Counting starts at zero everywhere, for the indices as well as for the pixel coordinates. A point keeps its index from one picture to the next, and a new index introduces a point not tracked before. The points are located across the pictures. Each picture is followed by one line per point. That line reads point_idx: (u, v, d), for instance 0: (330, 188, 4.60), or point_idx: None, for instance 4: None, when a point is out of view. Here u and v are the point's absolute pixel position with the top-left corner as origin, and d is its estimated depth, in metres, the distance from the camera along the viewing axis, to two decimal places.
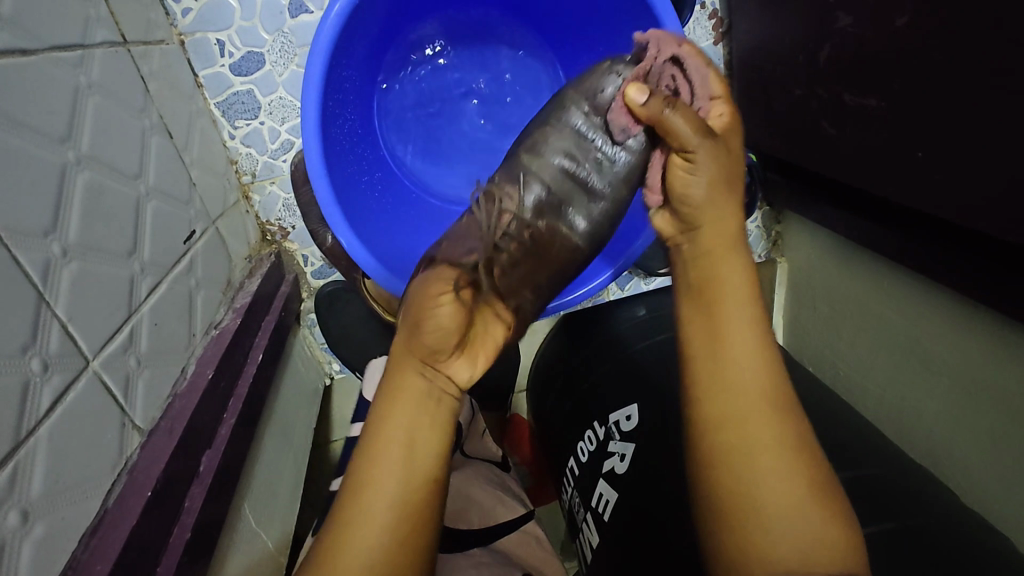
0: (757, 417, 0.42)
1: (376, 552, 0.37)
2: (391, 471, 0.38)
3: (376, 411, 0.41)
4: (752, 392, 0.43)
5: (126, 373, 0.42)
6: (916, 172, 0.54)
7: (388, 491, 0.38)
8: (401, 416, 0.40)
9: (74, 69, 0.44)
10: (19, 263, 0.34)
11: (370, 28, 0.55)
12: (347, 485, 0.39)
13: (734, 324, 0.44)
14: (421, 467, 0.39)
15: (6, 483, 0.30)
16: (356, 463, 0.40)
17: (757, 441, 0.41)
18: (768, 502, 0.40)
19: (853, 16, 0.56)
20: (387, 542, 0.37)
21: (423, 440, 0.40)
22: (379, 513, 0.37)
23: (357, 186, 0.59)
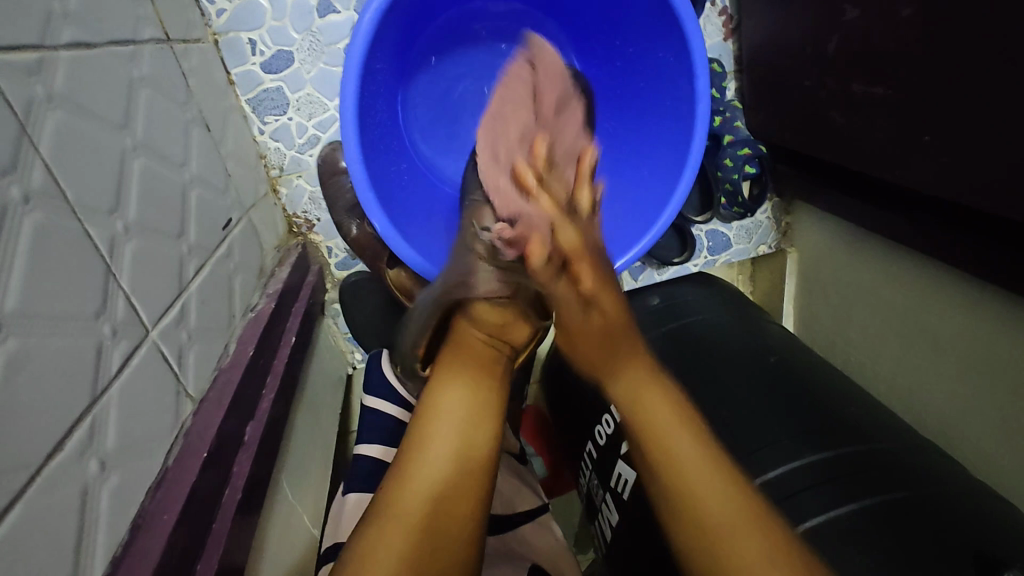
0: (696, 481, 0.44)
1: (435, 499, 0.43)
2: (452, 431, 0.46)
3: (425, 401, 0.48)
4: (692, 466, 0.44)
5: (179, 345, 0.44)
6: (924, 155, 0.57)
7: (448, 448, 0.45)
8: (446, 411, 0.47)
9: (128, 63, 0.47)
10: (90, 237, 0.37)
11: (400, 23, 0.57)
12: (412, 440, 0.46)
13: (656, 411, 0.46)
14: (463, 455, 0.45)
15: (87, 434, 0.33)
16: (418, 427, 0.47)
17: (714, 520, 0.42)
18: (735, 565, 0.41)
19: (860, 9, 0.58)
20: (447, 490, 0.44)
21: (479, 409, 0.48)
22: (439, 467, 0.44)
23: (387, 175, 0.61)
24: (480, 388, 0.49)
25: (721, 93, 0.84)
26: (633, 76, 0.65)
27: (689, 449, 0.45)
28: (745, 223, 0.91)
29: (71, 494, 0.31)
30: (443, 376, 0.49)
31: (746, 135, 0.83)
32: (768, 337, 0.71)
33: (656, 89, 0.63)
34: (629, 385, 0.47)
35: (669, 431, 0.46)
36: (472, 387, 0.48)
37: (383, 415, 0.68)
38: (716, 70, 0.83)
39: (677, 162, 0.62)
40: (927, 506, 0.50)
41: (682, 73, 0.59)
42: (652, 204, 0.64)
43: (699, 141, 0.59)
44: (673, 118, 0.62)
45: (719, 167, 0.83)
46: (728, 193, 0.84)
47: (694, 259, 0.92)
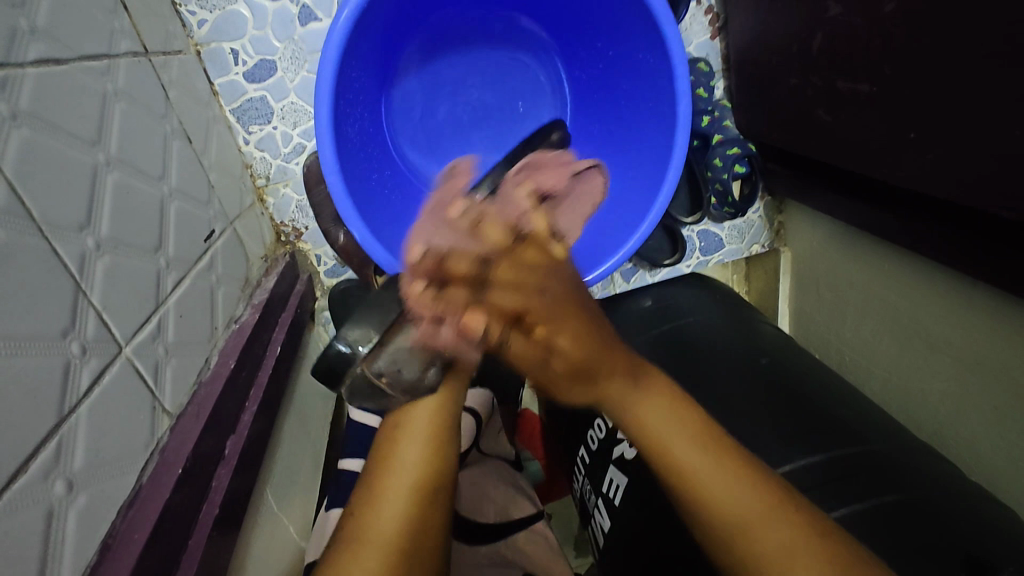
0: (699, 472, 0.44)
1: (404, 516, 0.44)
2: (416, 453, 0.48)
3: (388, 424, 0.51)
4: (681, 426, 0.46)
5: (155, 360, 0.44)
6: (911, 152, 0.56)
7: (413, 470, 0.47)
8: (410, 429, 0.49)
9: (102, 78, 0.47)
10: (57, 255, 0.36)
11: (377, 31, 0.57)
12: (377, 460, 0.49)
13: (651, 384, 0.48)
14: (432, 466, 0.48)
15: (53, 455, 0.32)
16: (381, 450, 0.49)
17: (692, 471, 0.44)
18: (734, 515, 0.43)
19: (843, 5, 0.58)
20: (419, 505, 0.45)
21: (442, 432, 0.50)
22: (405, 487, 0.46)
23: (367, 182, 0.61)
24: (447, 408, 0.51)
25: (710, 92, 0.83)
26: (616, 77, 0.64)
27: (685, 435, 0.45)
28: (738, 223, 0.90)
29: (35, 517, 0.30)
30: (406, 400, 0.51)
31: (735, 135, 0.83)
32: (759, 338, 0.70)
33: (639, 90, 0.62)
34: (625, 401, 0.46)
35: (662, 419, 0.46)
36: (435, 411, 0.50)
37: (371, 424, 0.68)
38: (703, 69, 0.82)
39: (660, 164, 0.61)
40: (917, 509, 0.49)
41: (663, 73, 0.58)
42: (637, 206, 0.63)
43: (681, 143, 0.58)
44: (656, 119, 0.61)
45: (709, 167, 0.83)
46: (717, 192, 0.84)
47: (686, 260, 0.91)
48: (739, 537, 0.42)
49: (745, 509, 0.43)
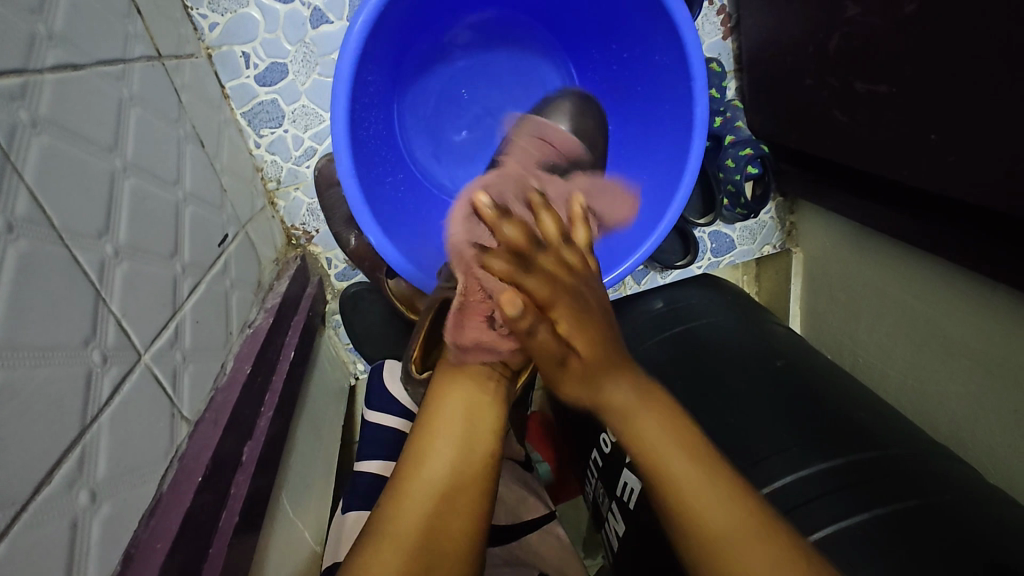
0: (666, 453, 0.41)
1: (436, 514, 0.41)
2: (449, 445, 0.45)
3: (425, 412, 0.48)
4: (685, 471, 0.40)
5: (173, 367, 0.44)
6: (930, 154, 0.55)
7: (449, 462, 0.44)
8: (444, 426, 0.46)
9: (118, 83, 0.47)
10: (79, 263, 0.36)
11: (392, 35, 0.57)
12: (410, 453, 0.45)
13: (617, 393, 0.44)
14: (461, 468, 0.44)
15: (76, 465, 0.32)
16: (417, 439, 0.46)
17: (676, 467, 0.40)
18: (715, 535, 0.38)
19: (861, 5, 0.57)
20: (446, 511, 0.42)
21: (478, 424, 0.46)
22: (435, 482, 0.43)
23: (382, 185, 0.60)
24: (475, 402, 0.47)
25: (721, 94, 0.83)
26: (630, 79, 0.64)
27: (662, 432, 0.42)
28: (749, 224, 0.90)
29: (60, 528, 0.30)
30: (440, 384, 0.49)
31: (748, 136, 0.83)
32: (774, 341, 0.70)
33: (655, 94, 0.62)
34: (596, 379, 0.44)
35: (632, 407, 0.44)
36: (471, 402, 0.47)
37: (384, 427, 0.67)
38: (715, 70, 0.82)
39: (677, 168, 0.60)
40: (939, 513, 0.49)
41: (679, 76, 0.57)
42: (653, 207, 0.63)
43: (699, 147, 0.57)
44: (672, 121, 0.61)
45: (721, 168, 0.82)
46: (729, 194, 0.83)
47: (697, 261, 0.91)
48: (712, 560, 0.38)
49: (725, 522, 0.38)
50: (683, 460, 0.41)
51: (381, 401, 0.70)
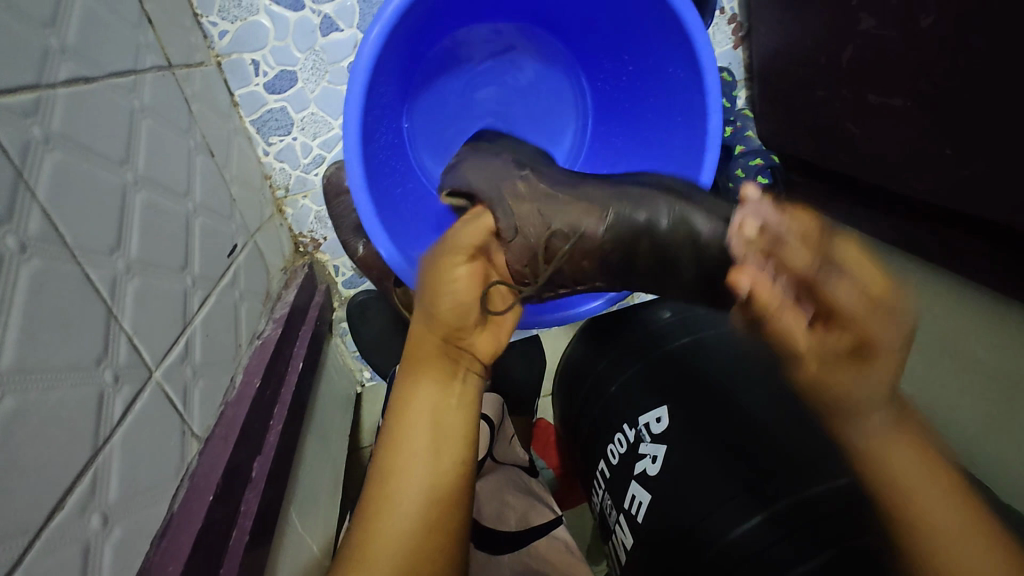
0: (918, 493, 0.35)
1: (418, 525, 0.39)
2: (416, 460, 0.42)
3: (389, 423, 0.45)
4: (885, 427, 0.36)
5: (183, 382, 0.44)
6: (946, 170, 0.55)
7: (419, 482, 0.41)
8: (406, 440, 0.42)
9: (128, 94, 0.47)
10: (91, 281, 0.36)
11: (404, 46, 0.56)
12: (376, 475, 0.42)
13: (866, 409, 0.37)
14: (433, 480, 0.41)
15: (89, 488, 0.32)
16: (388, 443, 0.43)
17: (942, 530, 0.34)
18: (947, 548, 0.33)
19: (876, 19, 0.57)
20: (422, 529, 0.39)
21: (443, 432, 0.43)
22: (408, 502, 0.40)
23: (392, 196, 0.60)
24: (441, 405, 0.44)
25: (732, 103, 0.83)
26: (641, 90, 0.63)
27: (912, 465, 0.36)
28: None
29: (72, 554, 0.30)
30: (403, 387, 0.46)
31: (758, 146, 0.82)
32: None
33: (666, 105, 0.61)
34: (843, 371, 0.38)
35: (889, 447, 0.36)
36: (436, 401, 0.44)
37: None
38: (727, 79, 0.81)
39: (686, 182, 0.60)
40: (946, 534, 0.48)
41: (693, 90, 0.57)
42: None
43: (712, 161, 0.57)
44: (683, 135, 0.60)
45: (731, 178, 0.82)
46: None
47: None
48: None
49: None
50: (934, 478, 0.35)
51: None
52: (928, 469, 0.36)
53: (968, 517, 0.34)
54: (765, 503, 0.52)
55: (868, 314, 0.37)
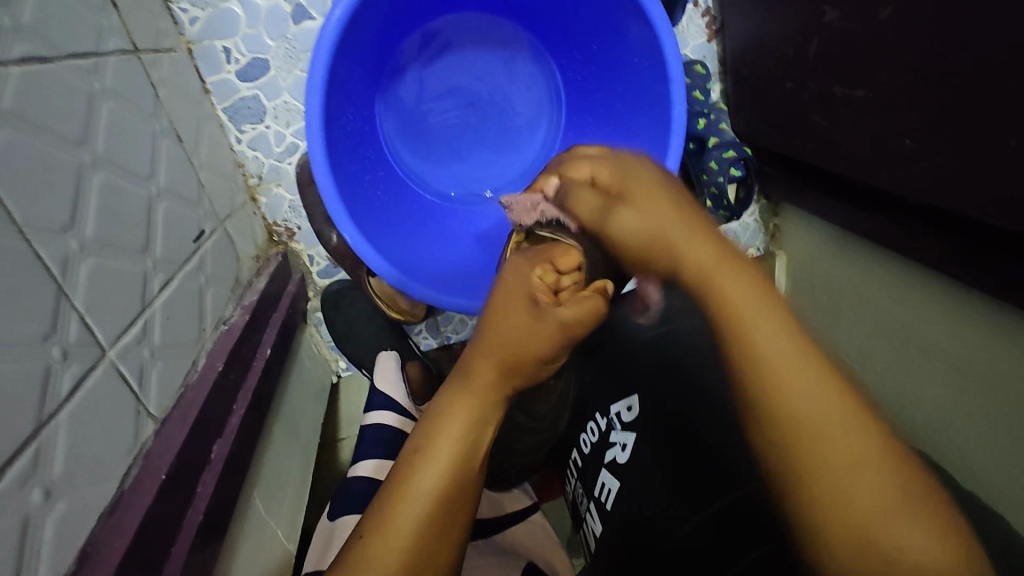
0: (812, 410, 0.34)
1: (423, 527, 0.36)
2: (443, 461, 0.38)
3: (421, 428, 0.41)
4: (784, 353, 0.35)
5: (140, 363, 0.44)
6: (906, 159, 0.56)
7: (437, 480, 0.37)
8: (432, 446, 0.39)
9: (89, 76, 0.46)
10: (40, 258, 0.36)
11: (370, 32, 0.57)
12: (391, 481, 0.39)
13: (769, 344, 0.36)
14: (455, 484, 0.38)
15: (30, 463, 0.32)
16: (410, 447, 0.40)
17: (813, 412, 0.34)
18: (839, 457, 0.32)
19: (840, 10, 0.57)
20: (441, 519, 0.37)
21: (471, 436, 0.40)
22: (424, 497, 0.37)
23: (360, 184, 0.60)
24: (473, 415, 0.40)
25: (705, 96, 0.83)
26: (610, 80, 0.64)
27: (805, 386, 0.34)
28: (734, 226, 0.91)
29: (10, 527, 0.30)
30: (444, 399, 0.42)
31: (731, 138, 0.82)
32: None
33: (633, 95, 0.61)
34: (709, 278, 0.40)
35: (788, 387, 0.35)
36: (475, 410, 0.41)
37: (385, 426, 0.69)
38: (699, 72, 0.82)
39: None
40: None
41: (657, 78, 0.57)
42: None
43: (676, 149, 0.56)
44: (649, 124, 0.60)
45: (705, 171, 0.82)
46: (712, 196, 0.82)
47: None
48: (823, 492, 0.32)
49: (874, 496, 0.31)
50: (861, 438, 0.33)
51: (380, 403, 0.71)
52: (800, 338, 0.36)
53: (852, 424, 0.33)
54: (729, 488, 0.51)
55: (756, 299, 0.38)
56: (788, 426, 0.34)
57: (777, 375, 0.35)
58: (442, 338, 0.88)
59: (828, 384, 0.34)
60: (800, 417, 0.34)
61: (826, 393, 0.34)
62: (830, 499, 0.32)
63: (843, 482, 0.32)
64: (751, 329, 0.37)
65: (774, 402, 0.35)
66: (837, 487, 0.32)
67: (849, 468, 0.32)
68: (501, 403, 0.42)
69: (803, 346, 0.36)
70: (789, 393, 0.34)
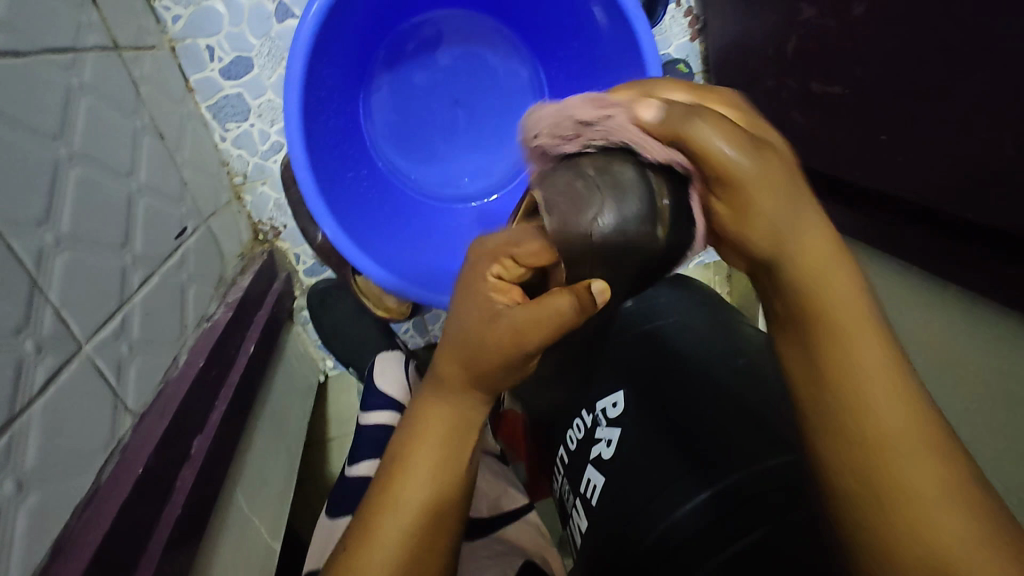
0: (893, 445, 0.27)
1: (403, 549, 0.34)
2: (428, 466, 0.35)
3: (400, 436, 0.37)
4: (891, 416, 0.28)
5: (118, 358, 0.43)
6: (881, 155, 0.56)
7: (427, 485, 0.35)
8: (414, 450, 0.36)
9: (66, 71, 0.46)
10: (12, 250, 0.36)
11: (350, 28, 0.57)
12: (379, 486, 0.36)
13: (856, 357, 0.29)
14: (445, 489, 0.36)
15: (1, 455, 0.32)
16: (387, 462, 0.37)
17: (889, 435, 0.28)
18: (904, 490, 0.27)
19: (816, 8, 0.58)
20: (431, 526, 0.35)
21: (461, 439, 0.36)
22: (413, 506, 0.35)
23: (342, 180, 0.60)
24: (457, 423, 0.36)
25: None
26: (590, 78, 0.64)
27: (892, 406, 0.28)
28: None
29: None
30: (421, 402, 0.37)
31: None
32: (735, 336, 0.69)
33: (614, 92, 0.61)
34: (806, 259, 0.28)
35: (873, 405, 0.28)
36: (457, 418, 0.35)
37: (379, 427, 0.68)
38: (682, 70, 0.81)
39: None
40: None
41: (636, 75, 0.57)
42: None
43: None
44: None
45: None
46: None
47: None
48: (906, 530, 0.27)
49: (943, 492, 0.27)
50: (925, 462, 0.27)
51: (377, 400, 0.71)
52: (895, 369, 0.29)
53: (927, 441, 0.28)
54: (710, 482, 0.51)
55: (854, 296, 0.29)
56: (861, 444, 0.28)
57: (865, 394, 0.28)
58: (429, 337, 0.88)
59: (901, 398, 0.28)
60: (874, 428, 0.28)
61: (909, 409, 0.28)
62: (867, 478, 0.28)
63: (929, 528, 0.26)
64: (838, 333, 0.29)
65: (872, 448, 0.27)
66: (918, 531, 0.26)
67: (894, 468, 0.27)
68: (477, 411, 0.36)
69: (903, 381, 0.28)
70: (866, 419, 0.28)
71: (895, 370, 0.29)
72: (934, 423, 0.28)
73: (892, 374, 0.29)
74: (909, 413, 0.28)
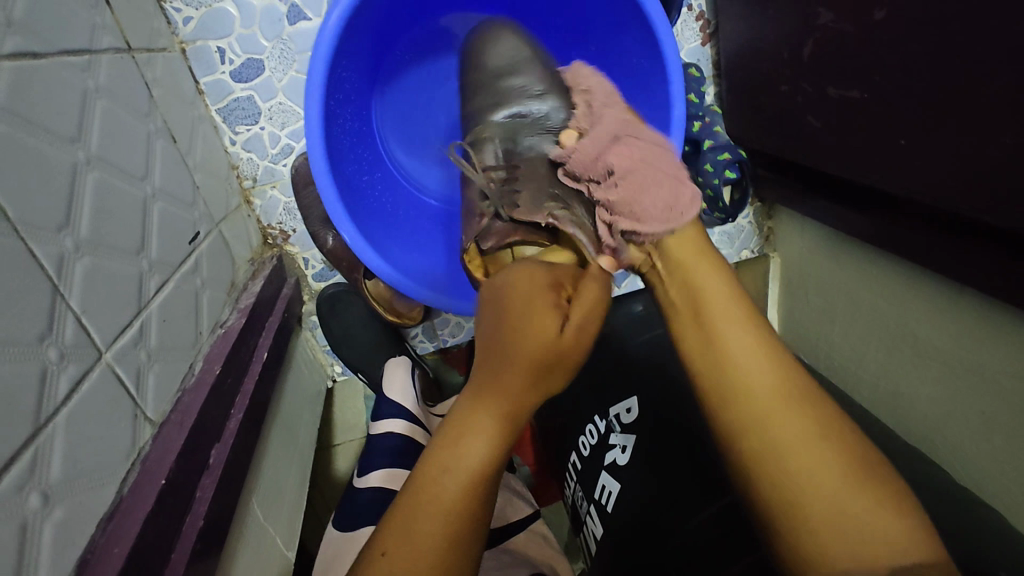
0: (812, 494, 0.36)
1: (445, 545, 0.34)
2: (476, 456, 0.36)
3: (442, 430, 0.38)
4: (795, 442, 0.38)
5: (137, 366, 0.43)
6: (900, 159, 0.56)
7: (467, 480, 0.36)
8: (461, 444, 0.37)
9: (82, 73, 0.45)
10: (34, 255, 0.35)
11: (368, 31, 0.56)
12: (416, 476, 0.37)
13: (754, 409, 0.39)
14: (483, 484, 0.36)
15: (27, 467, 0.31)
16: (434, 448, 0.38)
17: (816, 476, 0.36)
18: (821, 517, 0.35)
19: (834, 13, 0.58)
20: (466, 530, 0.35)
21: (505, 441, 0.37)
22: (452, 502, 0.35)
23: (357, 183, 0.60)
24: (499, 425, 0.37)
25: (700, 98, 0.84)
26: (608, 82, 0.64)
27: (812, 450, 0.37)
28: (727, 228, 0.92)
29: (8, 533, 0.29)
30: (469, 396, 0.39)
31: (726, 141, 0.83)
32: None
33: (633, 96, 0.61)
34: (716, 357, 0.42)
35: (793, 448, 0.37)
36: (503, 422, 0.38)
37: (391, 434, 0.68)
38: (694, 75, 0.83)
39: None
40: None
41: (657, 78, 0.57)
42: None
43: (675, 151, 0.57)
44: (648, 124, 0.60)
45: (701, 173, 0.83)
46: (707, 198, 0.83)
47: None
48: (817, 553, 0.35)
49: (881, 531, 0.34)
50: (850, 488, 0.36)
51: (390, 408, 0.71)
52: (808, 417, 0.39)
53: (845, 477, 0.36)
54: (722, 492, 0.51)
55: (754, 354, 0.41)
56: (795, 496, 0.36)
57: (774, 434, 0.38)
58: (438, 341, 0.86)
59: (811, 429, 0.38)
60: (803, 473, 0.36)
61: (819, 449, 0.37)
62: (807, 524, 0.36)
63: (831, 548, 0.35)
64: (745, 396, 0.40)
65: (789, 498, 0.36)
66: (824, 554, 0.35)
67: (836, 516, 0.35)
68: (520, 417, 0.39)
69: (804, 420, 0.38)
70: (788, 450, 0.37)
71: (798, 407, 0.39)
72: (850, 456, 0.37)
73: (797, 406, 0.39)
74: (828, 457, 0.37)
